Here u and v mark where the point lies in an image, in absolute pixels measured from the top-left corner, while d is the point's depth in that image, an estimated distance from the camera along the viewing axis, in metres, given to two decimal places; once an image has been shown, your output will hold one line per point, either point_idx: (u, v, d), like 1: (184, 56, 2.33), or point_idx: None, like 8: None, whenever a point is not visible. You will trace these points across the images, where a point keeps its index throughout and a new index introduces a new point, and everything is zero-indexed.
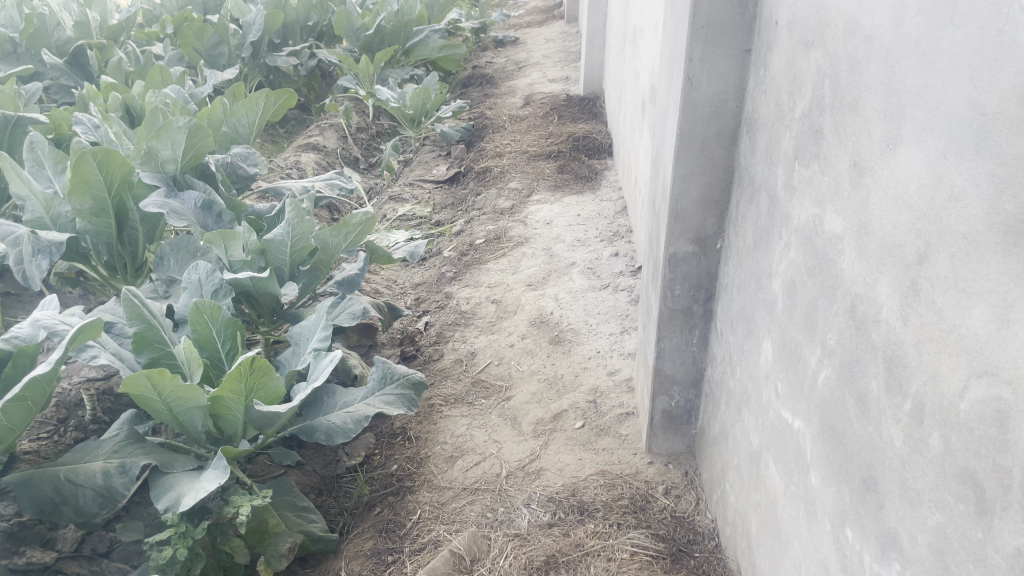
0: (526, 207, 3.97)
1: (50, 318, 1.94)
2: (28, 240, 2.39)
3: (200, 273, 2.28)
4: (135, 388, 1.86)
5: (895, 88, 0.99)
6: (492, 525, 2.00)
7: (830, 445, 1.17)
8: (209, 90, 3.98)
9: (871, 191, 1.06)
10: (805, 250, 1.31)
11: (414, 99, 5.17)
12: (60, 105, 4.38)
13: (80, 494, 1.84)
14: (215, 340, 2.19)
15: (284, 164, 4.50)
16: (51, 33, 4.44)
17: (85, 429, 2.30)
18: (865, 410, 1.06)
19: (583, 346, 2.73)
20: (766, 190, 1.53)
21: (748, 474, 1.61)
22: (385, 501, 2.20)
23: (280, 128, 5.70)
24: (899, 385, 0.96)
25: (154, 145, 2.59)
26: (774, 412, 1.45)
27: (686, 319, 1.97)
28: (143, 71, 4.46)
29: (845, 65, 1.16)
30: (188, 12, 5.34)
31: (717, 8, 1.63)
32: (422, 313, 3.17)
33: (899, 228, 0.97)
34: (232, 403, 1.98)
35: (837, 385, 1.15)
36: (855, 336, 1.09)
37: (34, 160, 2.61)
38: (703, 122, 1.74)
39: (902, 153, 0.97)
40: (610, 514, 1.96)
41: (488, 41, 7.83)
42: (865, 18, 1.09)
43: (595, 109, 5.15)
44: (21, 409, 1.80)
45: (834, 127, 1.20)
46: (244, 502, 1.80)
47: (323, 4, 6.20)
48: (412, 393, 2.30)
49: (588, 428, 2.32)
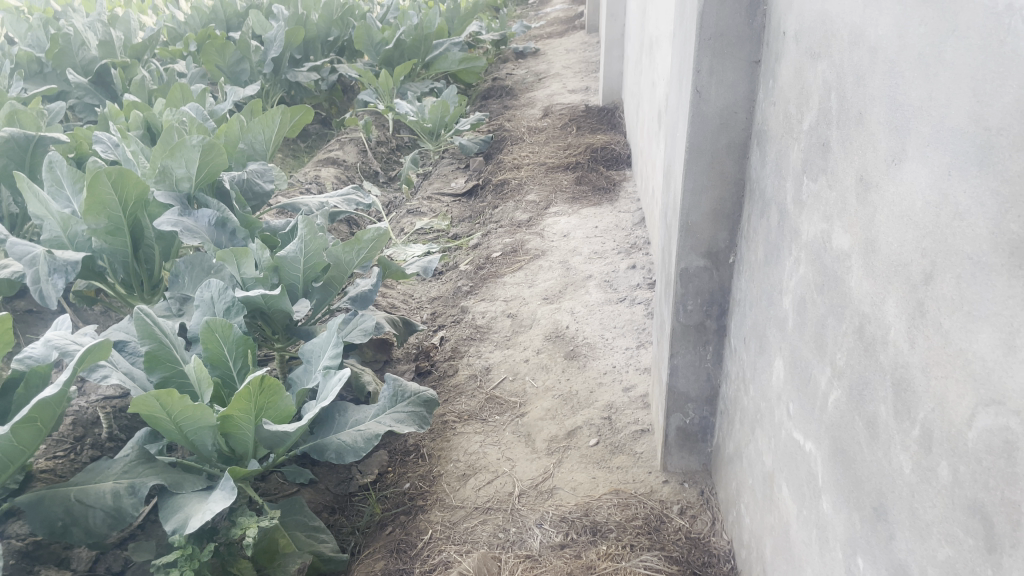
0: (543, 219, 3.95)
1: (62, 338, 1.97)
2: (44, 260, 2.40)
3: (212, 290, 2.29)
4: (144, 408, 1.86)
5: (899, 101, 0.96)
6: (503, 545, 1.98)
7: (841, 469, 1.13)
8: (230, 106, 4.00)
9: (877, 208, 1.02)
10: (814, 266, 1.27)
11: (434, 112, 5.15)
12: (84, 124, 4.43)
13: (90, 515, 1.84)
14: (227, 358, 2.18)
15: (304, 179, 4.52)
16: (76, 53, 4.49)
17: (101, 447, 2.31)
18: (874, 434, 1.02)
19: (599, 360, 2.70)
20: (776, 204, 1.50)
21: (762, 497, 1.57)
22: (397, 519, 2.18)
23: (301, 143, 5.74)
24: (907, 410, 0.92)
25: (169, 163, 2.60)
26: (786, 433, 1.41)
27: (699, 334, 1.93)
28: (165, 89, 4.51)
29: (851, 77, 1.12)
30: (211, 29, 5.39)
31: (725, 19, 1.60)
32: (438, 328, 3.15)
33: (905, 247, 0.94)
34: (242, 422, 1.97)
35: (847, 408, 1.11)
36: (863, 357, 1.05)
37: (53, 179, 2.64)
38: (713, 135, 1.71)
39: (907, 169, 0.94)
40: (624, 535, 1.92)
41: (508, 54, 7.84)
42: (869, 29, 1.05)
43: (614, 120, 5.12)
44: (32, 430, 1.80)
45: (841, 141, 1.16)
46: (251, 523, 1.81)
47: (344, 19, 6.24)
48: (423, 411, 2.27)
49: (603, 445, 2.29)
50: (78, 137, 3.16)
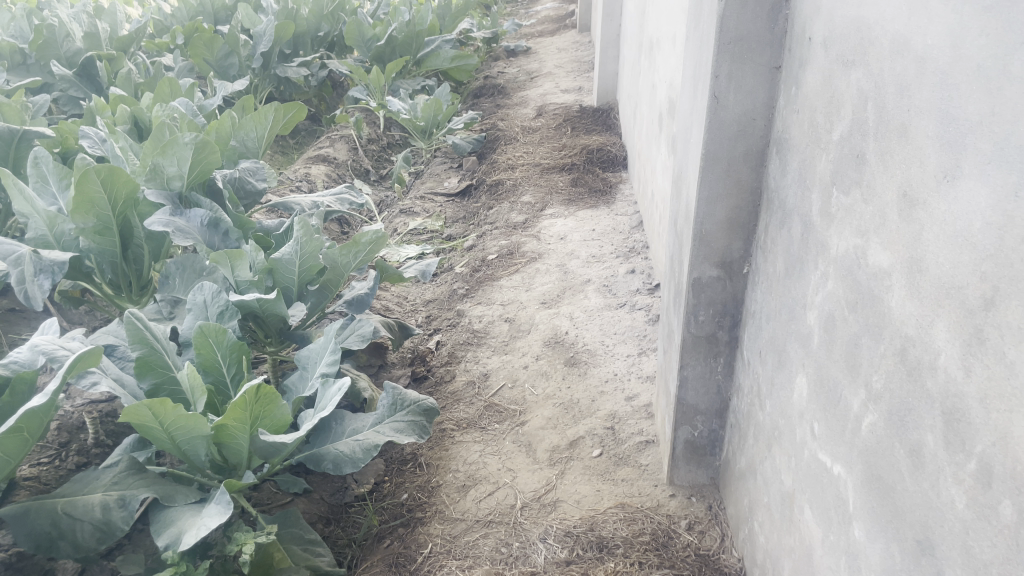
0: (539, 221, 3.89)
1: (50, 343, 1.86)
2: (30, 259, 2.32)
3: (205, 294, 2.22)
4: (136, 417, 1.78)
5: (953, 114, 0.91)
6: (507, 561, 1.93)
7: (877, 497, 1.08)
8: (219, 101, 3.92)
9: (924, 226, 0.98)
10: (845, 283, 1.22)
11: (426, 110, 5.10)
12: (68, 117, 4.34)
13: (78, 529, 1.77)
14: (220, 364, 2.11)
15: (294, 177, 4.44)
16: (61, 44, 4.40)
17: (87, 453, 2.23)
18: (918, 464, 0.97)
19: (599, 368, 2.65)
20: (799, 216, 1.45)
21: (780, 517, 1.52)
22: (396, 532, 2.11)
23: (290, 139, 5.65)
24: (961, 442, 0.88)
25: (159, 161, 2.52)
26: (809, 453, 1.36)
27: (710, 346, 1.88)
28: (152, 83, 4.42)
29: (891, 86, 1.07)
30: (199, 22, 5.29)
31: (746, 23, 1.55)
32: (433, 332, 3.08)
33: (959, 269, 0.89)
34: (236, 432, 1.90)
35: (885, 433, 1.06)
36: (906, 382, 1.01)
37: (39, 176, 2.55)
38: (730, 142, 1.66)
39: (963, 187, 0.89)
40: (632, 552, 1.87)
41: (499, 51, 7.78)
42: (915, 38, 1.01)
43: (609, 121, 5.07)
44: (18, 441, 1.72)
45: (878, 152, 1.12)
46: (247, 539, 1.76)
47: (334, 14, 6.14)
48: (423, 420, 2.21)
49: (606, 456, 2.24)
50: (64, 131, 3.08)
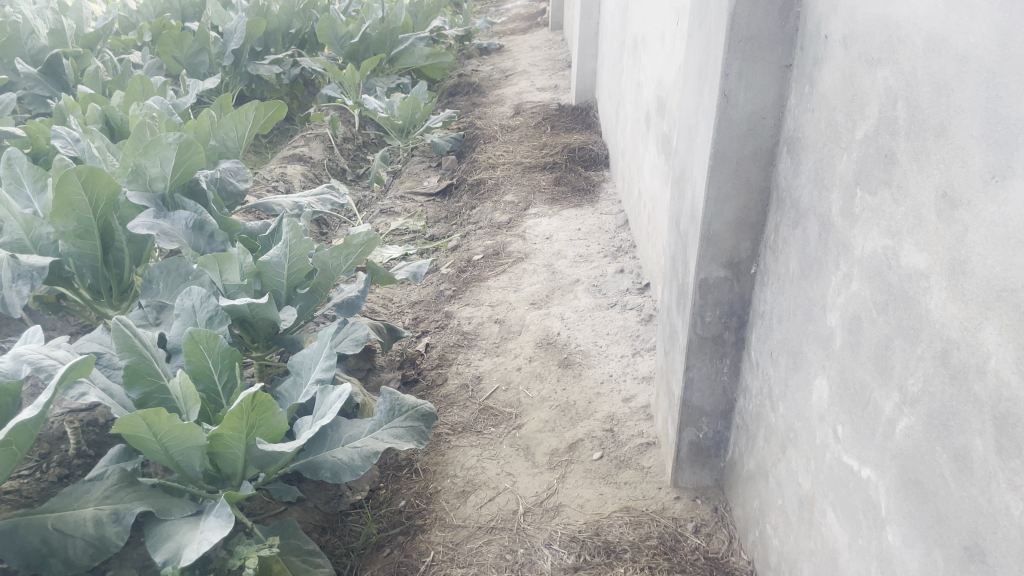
0: (523, 220, 3.86)
1: (35, 351, 1.79)
2: (7, 264, 2.23)
3: (194, 298, 2.15)
4: (130, 428, 1.71)
5: (1001, 115, 0.90)
6: (513, 568, 1.90)
7: (915, 501, 1.07)
8: (193, 99, 3.82)
9: (968, 227, 0.96)
10: (873, 285, 1.20)
11: (404, 108, 5.04)
12: (35, 117, 4.20)
13: (70, 545, 1.70)
14: (211, 370, 2.04)
15: (270, 176, 4.36)
16: (25, 41, 4.27)
17: (69, 464, 2.14)
18: (965, 469, 0.96)
19: (594, 369, 2.63)
20: (816, 216, 1.43)
21: (796, 520, 1.50)
22: (395, 540, 2.06)
23: (263, 138, 5.56)
24: (1016, 447, 0.86)
25: (141, 162, 2.44)
26: (832, 456, 1.34)
27: (716, 347, 1.86)
28: (121, 81, 4.29)
29: (926, 85, 1.05)
30: (167, 19, 5.17)
31: (757, 21, 1.53)
32: (422, 335, 3.04)
33: (1012, 271, 0.88)
34: (232, 442, 1.84)
35: (924, 437, 1.05)
36: (948, 386, 0.99)
37: (13, 178, 2.46)
38: (739, 141, 1.65)
39: (1015, 189, 0.87)
40: (640, 557, 1.86)
41: (472, 49, 7.73)
42: (953, 36, 0.99)
43: (588, 120, 5.06)
44: (5, 455, 1.64)
45: (910, 153, 1.10)
46: (251, 552, 1.73)
47: (307, 11, 6.04)
48: (421, 425, 2.17)
49: (607, 459, 2.21)
50: (34, 132, 2.99)
